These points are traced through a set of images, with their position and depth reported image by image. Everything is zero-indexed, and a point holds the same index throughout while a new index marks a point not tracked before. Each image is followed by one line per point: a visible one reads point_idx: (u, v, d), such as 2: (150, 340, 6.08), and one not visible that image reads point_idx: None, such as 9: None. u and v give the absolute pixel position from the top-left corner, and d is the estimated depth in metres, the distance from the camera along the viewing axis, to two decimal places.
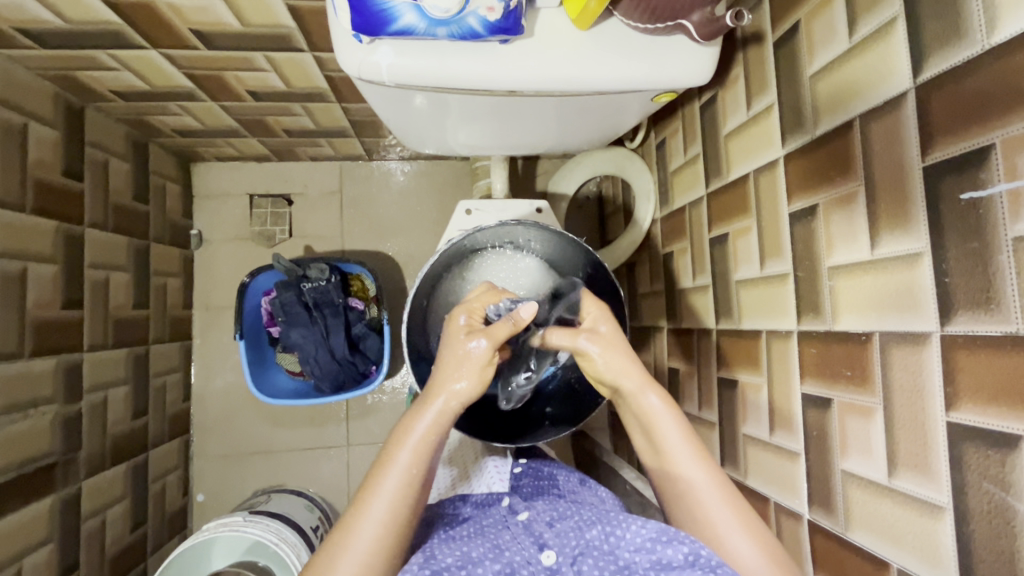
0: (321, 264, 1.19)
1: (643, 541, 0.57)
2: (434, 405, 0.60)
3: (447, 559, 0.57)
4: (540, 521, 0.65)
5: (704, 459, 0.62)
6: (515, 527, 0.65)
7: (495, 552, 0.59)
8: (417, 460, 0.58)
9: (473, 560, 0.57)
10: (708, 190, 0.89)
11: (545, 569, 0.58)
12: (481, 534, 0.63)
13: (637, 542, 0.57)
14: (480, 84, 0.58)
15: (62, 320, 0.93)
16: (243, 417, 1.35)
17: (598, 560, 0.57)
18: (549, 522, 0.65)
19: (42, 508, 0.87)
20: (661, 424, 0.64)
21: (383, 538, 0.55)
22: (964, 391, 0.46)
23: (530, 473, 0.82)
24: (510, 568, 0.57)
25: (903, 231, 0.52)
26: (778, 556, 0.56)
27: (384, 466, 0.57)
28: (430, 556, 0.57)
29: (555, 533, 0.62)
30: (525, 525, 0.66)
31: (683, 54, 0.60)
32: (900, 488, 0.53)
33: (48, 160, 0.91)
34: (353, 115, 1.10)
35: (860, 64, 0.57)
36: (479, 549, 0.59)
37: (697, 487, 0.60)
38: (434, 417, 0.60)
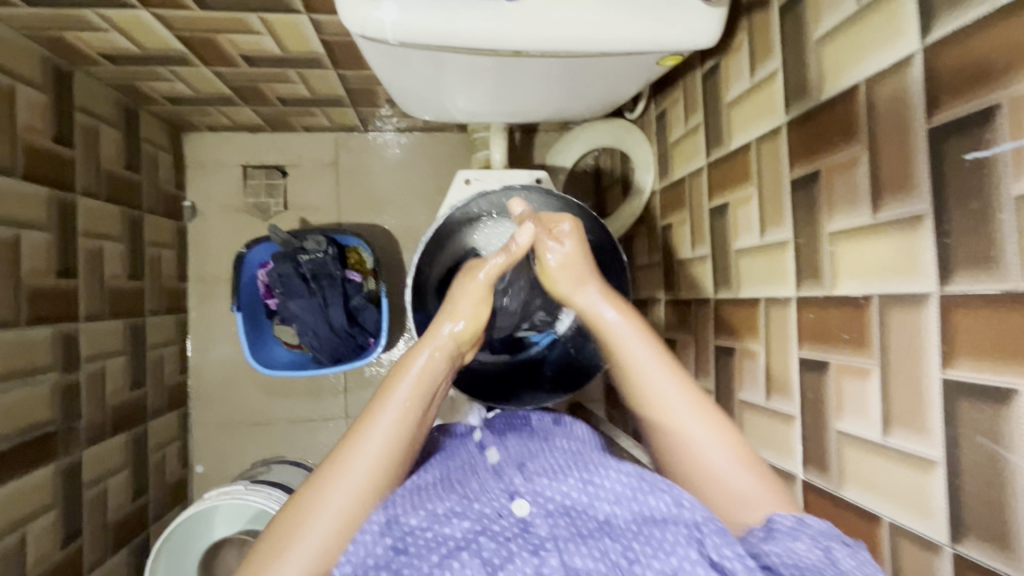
0: (318, 236, 1.19)
1: (620, 488, 0.58)
2: (434, 341, 0.66)
3: (411, 518, 0.56)
4: (508, 465, 0.65)
5: (678, 375, 0.65)
6: (485, 470, 0.65)
7: (464, 505, 0.58)
8: (396, 429, 0.60)
9: (441, 515, 0.56)
10: (709, 160, 0.89)
11: (517, 521, 0.57)
12: (449, 481, 0.62)
13: (616, 490, 0.58)
14: (485, 43, 0.57)
15: (57, 289, 0.92)
16: (241, 389, 1.35)
17: (575, 519, 0.57)
18: (517, 468, 0.64)
19: (44, 475, 0.87)
20: (623, 339, 0.68)
21: (356, 502, 0.57)
22: (960, 349, 0.48)
23: (503, 417, 0.81)
24: (479, 526, 0.56)
25: (906, 194, 0.52)
26: (770, 482, 0.59)
27: (362, 432, 0.60)
28: (393, 517, 0.56)
29: (525, 480, 0.62)
30: (492, 468, 0.65)
31: (691, 14, 0.60)
32: (894, 445, 0.54)
33: (38, 124, 0.89)
34: (350, 82, 1.07)
35: (867, 26, 0.57)
36: (446, 504, 0.58)
37: (657, 387, 0.65)
38: (413, 388, 0.63)
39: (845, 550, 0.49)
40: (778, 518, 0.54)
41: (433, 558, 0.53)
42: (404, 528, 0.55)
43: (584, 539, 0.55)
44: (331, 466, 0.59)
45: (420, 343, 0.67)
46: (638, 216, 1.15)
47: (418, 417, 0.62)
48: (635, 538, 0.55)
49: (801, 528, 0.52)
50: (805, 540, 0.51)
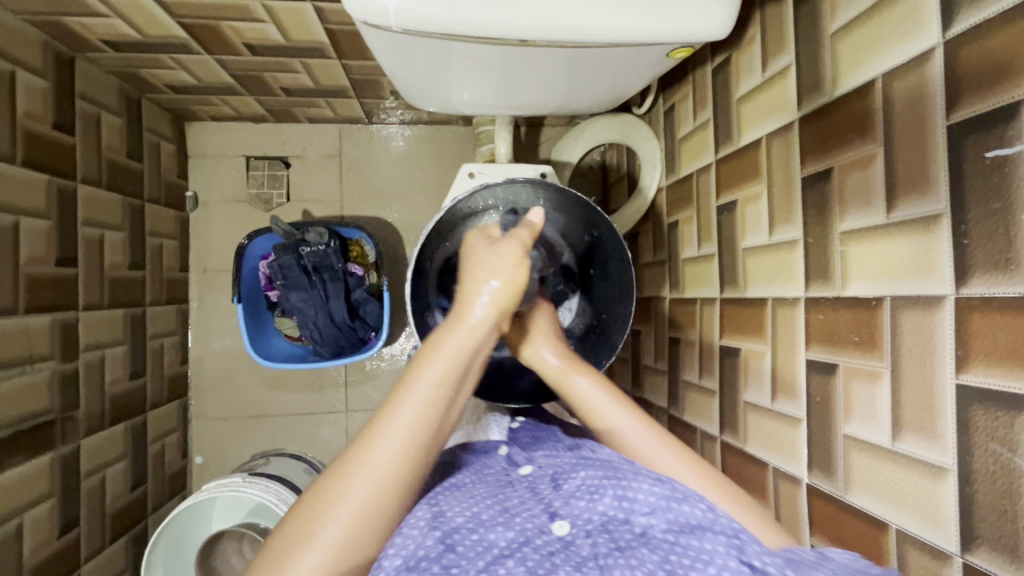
0: (320, 228, 1.17)
1: (654, 501, 0.54)
2: (465, 323, 0.64)
3: (456, 517, 0.55)
4: (543, 480, 0.64)
5: (650, 425, 0.67)
6: (520, 485, 0.64)
7: (507, 514, 0.56)
8: (424, 415, 0.57)
9: (485, 522, 0.54)
10: (718, 157, 0.87)
11: (557, 539, 0.52)
12: (488, 494, 0.61)
13: (650, 503, 0.53)
14: (491, 32, 0.56)
15: (56, 277, 0.92)
16: (241, 381, 1.35)
17: (611, 534, 0.52)
18: (555, 484, 0.62)
19: (42, 464, 0.87)
20: (596, 403, 0.70)
21: (379, 492, 0.54)
22: (974, 353, 0.46)
23: (527, 427, 0.84)
24: (523, 535, 0.52)
25: (921, 193, 0.51)
26: (777, 527, 0.57)
27: (387, 418, 0.57)
28: (438, 513, 0.56)
29: (563, 496, 0.59)
30: (528, 484, 0.64)
31: (703, 4, 0.58)
32: (903, 450, 0.53)
33: (38, 110, 0.88)
34: (354, 72, 1.06)
35: (885, 19, 0.55)
36: (490, 512, 0.56)
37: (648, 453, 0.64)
38: (443, 371, 0.60)
39: (868, 573, 0.45)
40: (799, 553, 0.50)
41: (479, 561, 0.49)
42: (447, 529, 0.53)
43: (622, 551, 0.49)
44: (355, 453, 0.56)
45: (449, 325, 0.64)
46: (644, 213, 1.13)
47: (448, 400, 0.60)
48: (674, 547, 0.49)
49: (826, 561, 0.49)
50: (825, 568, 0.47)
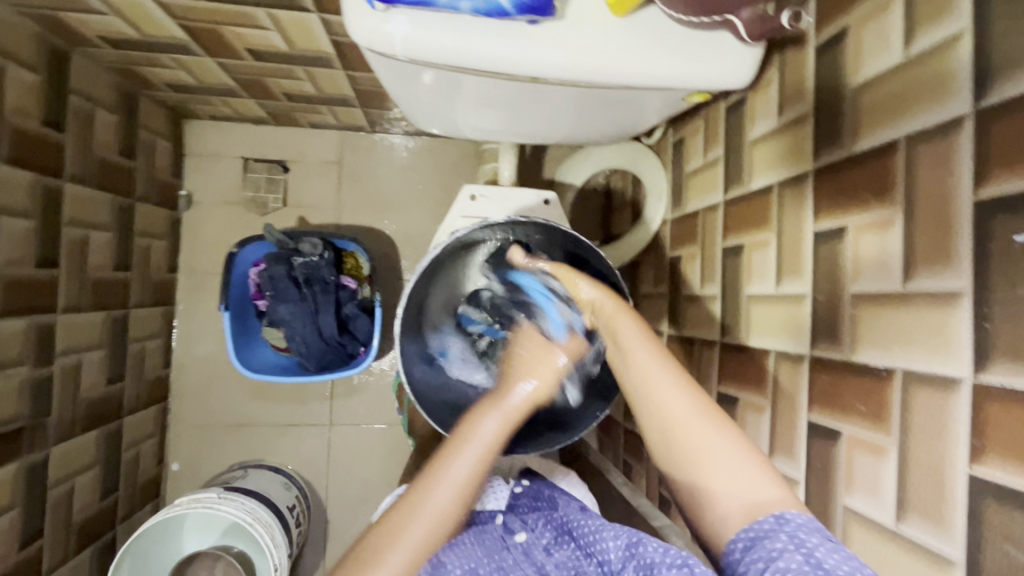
0: (314, 239, 1.14)
1: (621, 555, 0.58)
2: (507, 405, 0.63)
3: (456, 570, 0.59)
4: (537, 546, 0.66)
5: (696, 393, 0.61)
6: (515, 549, 0.66)
7: (502, 575, 0.60)
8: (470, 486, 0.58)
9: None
10: (726, 198, 0.85)
11: None
12: (485, 549, 0.64)
13: (617, 560, 0.58)
14: (500, 69, 0.54)
15: (35, 279, 0.88)
16: (224, 387, 1.31)
17: None
18: (547, 550, 0.65)
19: (6, 474, 0.83)
20: (637, 348, 0.65)
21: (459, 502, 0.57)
22: (990, 444, 0.44)
23: (529, 493, 0.77)
24: None
25: (942, 266, 0.48)
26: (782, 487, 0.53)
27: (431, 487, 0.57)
28: (440, 563, 0.58)
29: (555, 563, 0.63)
30: (523, 548, 0.66)
31: (724, 53, 0.56)
32: (907, 534, 0.51)
33: (27, 106, 0.84)
34: (359, 83, 1.03)
35: (912, 80, 0.53)
36: (486, 569, 0.61)
37: (654, 381, 0.62)
38: (500, 425, 0.61)
39: (826, 544, 0.46)
40: (758, 523, 0.50)
41: None
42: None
43: None
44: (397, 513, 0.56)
45: (489, 407, 0.63)
46: (646, 243, 1.11)
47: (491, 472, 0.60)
48: None
49: (782, 524, 0.49)
50: (785, 537, 0.48)
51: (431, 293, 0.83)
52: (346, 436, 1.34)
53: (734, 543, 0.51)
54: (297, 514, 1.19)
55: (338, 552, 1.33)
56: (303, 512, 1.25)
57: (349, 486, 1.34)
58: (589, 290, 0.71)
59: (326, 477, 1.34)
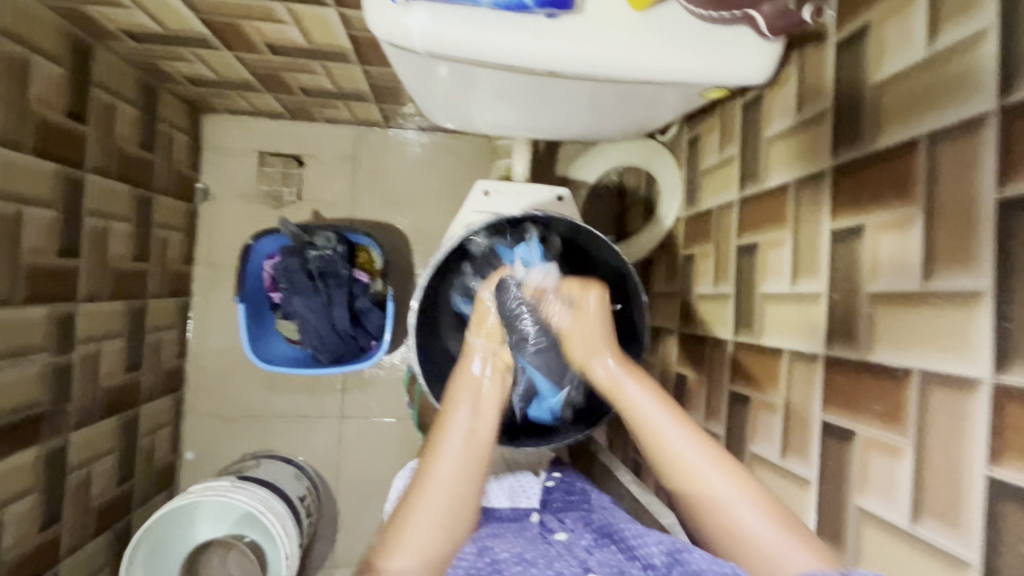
0: (328, 232, 1.16)
1: (666, 559, 0.56)
2: (469, 398, 0.70)
3: (502, 552, 0.60)
4: (578, 545, 0.65)
5: (709, 449, 0.63)
6: (556, 545, 0.65)
7: (545, 561, 0.60)
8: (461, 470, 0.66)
9: (529, 560, 0.59)
10: (741, 196, 0.84)
11: None
12: (528, 542, 0.64)
13: (659, 562, 0.56)
14: (518, 63, 0.54)
15: (57, 268, 0.90)
16: (238, 378, 1.33)
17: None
18: (589, 548, 0.64)
19: (27, 458, 0.85)
20: (642, 408, 0.67)
21: (452, 497, 0.64)
22: (1009, 445, 0.43)
23: (563, 487, 0.81)
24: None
25: (962, 266, 0.48)
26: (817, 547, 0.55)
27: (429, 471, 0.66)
28: (487, 548, 0.61)
29: (597, 559, 0.60)
30: (565, 544, 0.65)
31: (744, 49, 0.56)
32: (922, 535, 0.50)
33: (52, 98, 0.86)
34: (375, 79, 1.04)
35: (935, 76, 0.52)
36: (532, 553, 0.61)
37: (663, 433, 0.65)
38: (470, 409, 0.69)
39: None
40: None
41: None
42: (493, 560, 0.59)
43: None
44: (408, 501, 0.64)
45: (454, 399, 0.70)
46: (659, 241, 1.10)
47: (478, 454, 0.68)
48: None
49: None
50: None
51: (446, 279, 0.82)
52: (356, 428, 1.36)
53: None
54: (308, 504, 1.21)
55: (347, 543, 1.34)
56: (313, 503, 1.26)
57: (359, 478, 1.35)
58: (560, 319, 0.75)
59: (336, 468, 1.35)
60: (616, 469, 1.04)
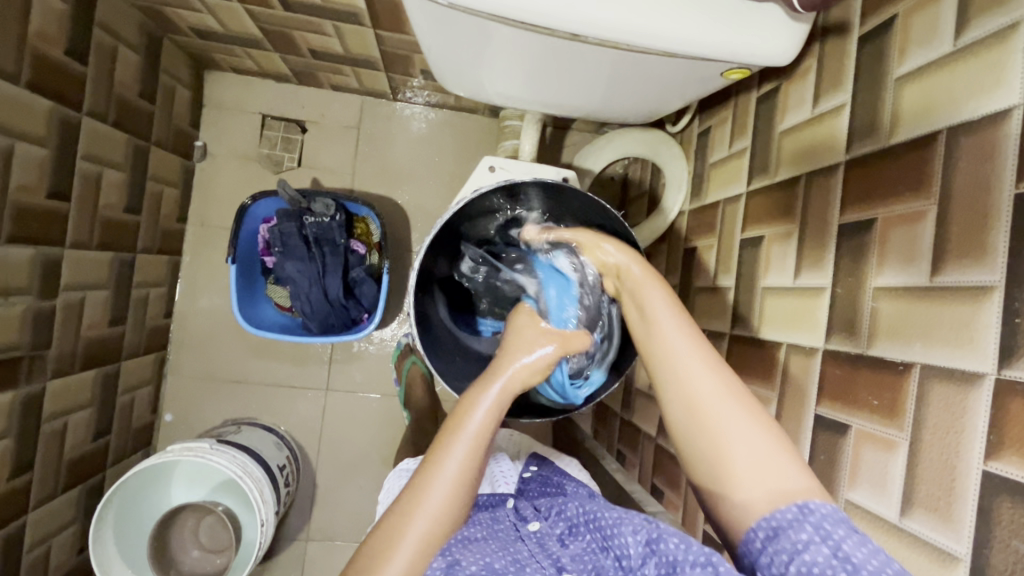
0: (327, 200, 1.12)
1: (641, 551, 0.55)
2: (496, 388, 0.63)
3: (471, 565, 0.54)
4: (551, 537, 0.63)
5: (719, 370, 0.57)
6: (529, 539, 0.63)
7: (517, 567, 0.56)
8: (469, 465, 0.58)
9: (499, 571, 0.55)
10: (749, 189, 0.83)
11: None
12: (498, 543, 0.61)
13: (638, 555, 0.55)
14: (543, 22, 0.52)
15: (46, 210, 0.87)
16: (224, 343, 1.31)
17: None
18: (562, 539, 0.63)
19: (2, 401, 0.83)
20: (656, 306, 0.62)
21: (457, 494, 0.57)
22: (1009, 440, 0.43)
23: (539, 479, 0.77)
24: None
25: (974, 260, 0.48)
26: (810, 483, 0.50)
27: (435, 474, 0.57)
28: (455, 561, 0.55)
29: (570, 554, 0.59)
30: (537, 537, 0.63)
31: (772, 26, 0.55)
32: (911, 529, 0.50)
33: (52, 32, 0.83)
34: (387, 45, 1.02)
35: (959, 70, 0.52)
36: (501, 561, 0.56)
37: (680, 358, 0.58)
38: (489, 415, 0.60)
39: (851, 536, 0.45)
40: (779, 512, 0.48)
41: None
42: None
43: None
44: (398, 515, 0.56)
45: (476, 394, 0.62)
46: (662, 233, 1.09)
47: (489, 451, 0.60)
48: None
49: (806, 516, 0.47)
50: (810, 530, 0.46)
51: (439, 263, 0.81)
52: (341, 402, 1.34)
53: (755, 533, 0.49)
54: (287, 474, 1.19)
55: (324, 517, 1.33)
56: (292, 474, 1.25)
57: (340, 453, 1.34)
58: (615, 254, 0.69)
59: (318, 441, 1.33)
60: (602, 458, 1.03)
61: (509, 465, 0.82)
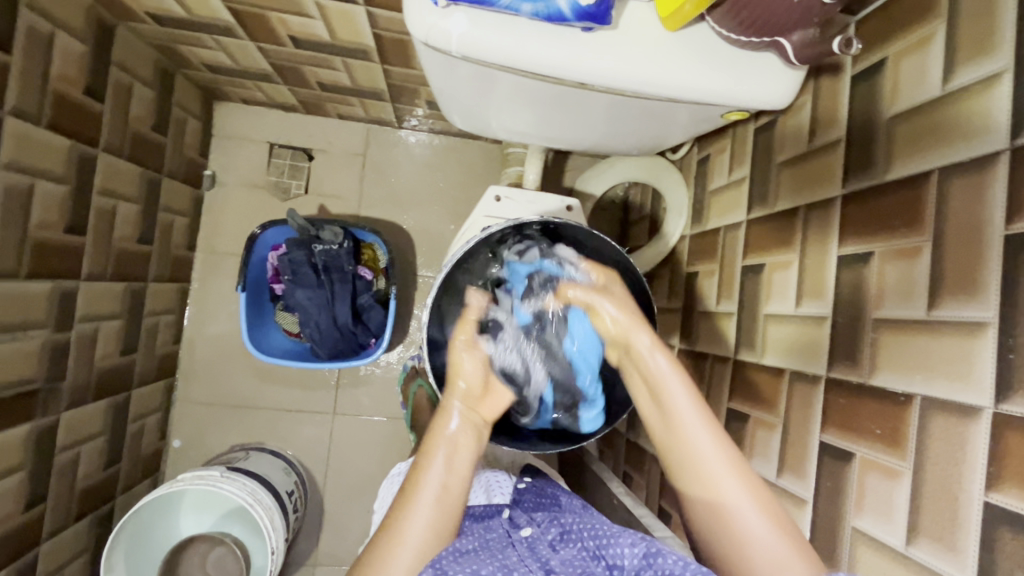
0: (335, 228, 1.15)
1: (637, 563, 0.56)
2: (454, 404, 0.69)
3: (458, 575, 0.55)
4: (543, 543, 0.65)
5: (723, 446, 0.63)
6: (520, 545, 0.64)
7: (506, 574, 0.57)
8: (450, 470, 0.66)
9: None
10: (749, 217, 0.86)
11: None
12: (488, 552, 0.61)
13: (633, 566, 0.56)
14: (551, 72, 0.55)
15: (63, 245, 0.89)
16: (232, 368, 1.32)
17: None
18: (553, 547, 0.64)
19: (18, 434, 0.84)
20: (670, 388, 0.66)
21: (441, 503, 0.63)
22: (1007, 472, 0.45)
23: (533, 489, 0.78)
24: None
25: (969, 296, 0.50)
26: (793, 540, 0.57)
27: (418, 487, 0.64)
28: (443, 571, 0.56)
29: (559, 560, 0.61)
30: (529, 543, 0.65)
31: (769, 73, 0.58)
32: (916, 557, 0.52)
33: (72, 75, 0.86)
34: (394, 78, 1.05)
35: (947, 114, 0.54)
36: (490, 568, 0.57)
37: (690, 430, 0.64)
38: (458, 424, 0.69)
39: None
40: None
41: None
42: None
43: None
44: (390, 531, 0.61)
45: (442, 410, 0.69)
46: (663, 257, 1.12)
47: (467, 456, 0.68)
48: None
49: None
50: None
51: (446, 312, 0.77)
52: (348, 426, 1.35)
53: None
54: (295, 500, 1.20)
55: (331, 541, 1.33)
56: (300, 499, 1.25)
57: (347, 476, 1.34)
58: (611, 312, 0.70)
59: (325, 465, 1.34)
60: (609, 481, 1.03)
61: (503, 474, 0.82)
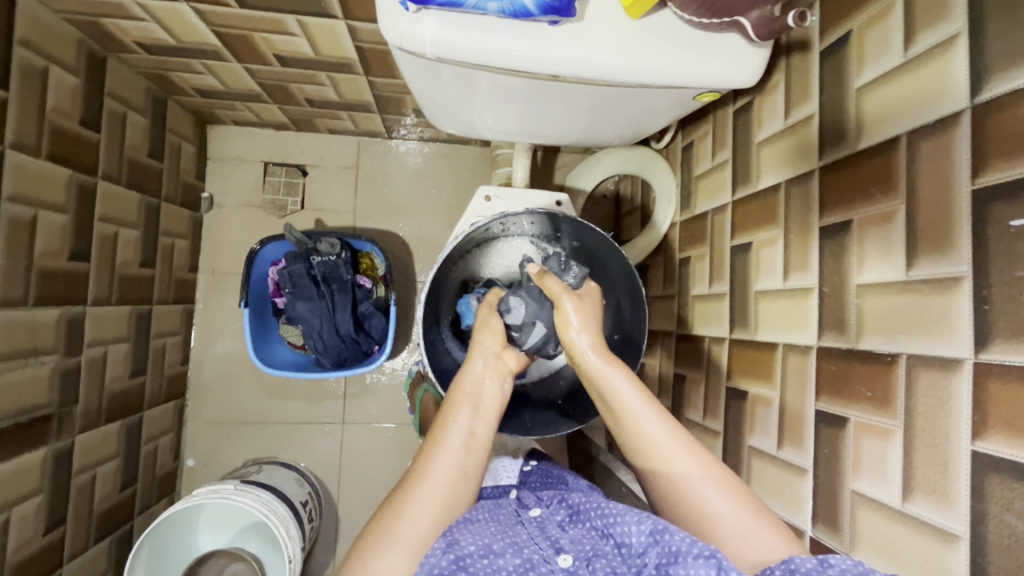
0: (332, 239, 1.18)
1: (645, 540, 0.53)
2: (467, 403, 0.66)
3: (470, 546, 0.54)
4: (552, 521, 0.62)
5: (693, 448, 0.62)
6: (530, 524, 0.61)
7: (516, 549, 0.55)
8: (458, 463, 0.62)
9: (496, 552, 0.53)
10: (734, 199, 0.87)
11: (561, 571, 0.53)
12: (499, 525, 0.59)
13: (641, 543, 0.53)
14: (523, 66, 0.57)
15: (67, 272, 0.92)
16: (240, 385, 1.34)
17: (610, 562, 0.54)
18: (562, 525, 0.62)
19: (34, 459, 0.86)
20: (635, 411, 0.64)
21: (442, 508, 0.59)
22: (991, 420, 0.46)
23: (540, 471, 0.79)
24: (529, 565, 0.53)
25: (943, 254, 0.51)
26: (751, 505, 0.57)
27: (421, 481, 0.60)
28: (453, 541, 0.54)
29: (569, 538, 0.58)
30: (538, 522, 0.62)
31: (733, 52, 0.60)
32: (913, 513, 0.53)
33: (67, 107, 0.89)
34: (378, 89, 1.08)
35: (911, 79, 0.56)
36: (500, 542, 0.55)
37: (642, 421, 0.63)
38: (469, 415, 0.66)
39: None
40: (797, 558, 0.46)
41: None
42: (459, 555, 0.52)
43: None
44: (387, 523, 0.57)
45: (457, 401, 0.67)
46: (656, 245, 1.13)
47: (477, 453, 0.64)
48: None
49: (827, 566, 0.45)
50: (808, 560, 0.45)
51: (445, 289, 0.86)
52: (358, 434, 1.36)
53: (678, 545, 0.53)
54: (309, 510, 1.21)
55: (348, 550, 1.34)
56: (314, 508, 1.26)
57: (359, 484, 1.36)
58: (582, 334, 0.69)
59: (337, 474, 1.35)
60: (616, 470, 1.05)
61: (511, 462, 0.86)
